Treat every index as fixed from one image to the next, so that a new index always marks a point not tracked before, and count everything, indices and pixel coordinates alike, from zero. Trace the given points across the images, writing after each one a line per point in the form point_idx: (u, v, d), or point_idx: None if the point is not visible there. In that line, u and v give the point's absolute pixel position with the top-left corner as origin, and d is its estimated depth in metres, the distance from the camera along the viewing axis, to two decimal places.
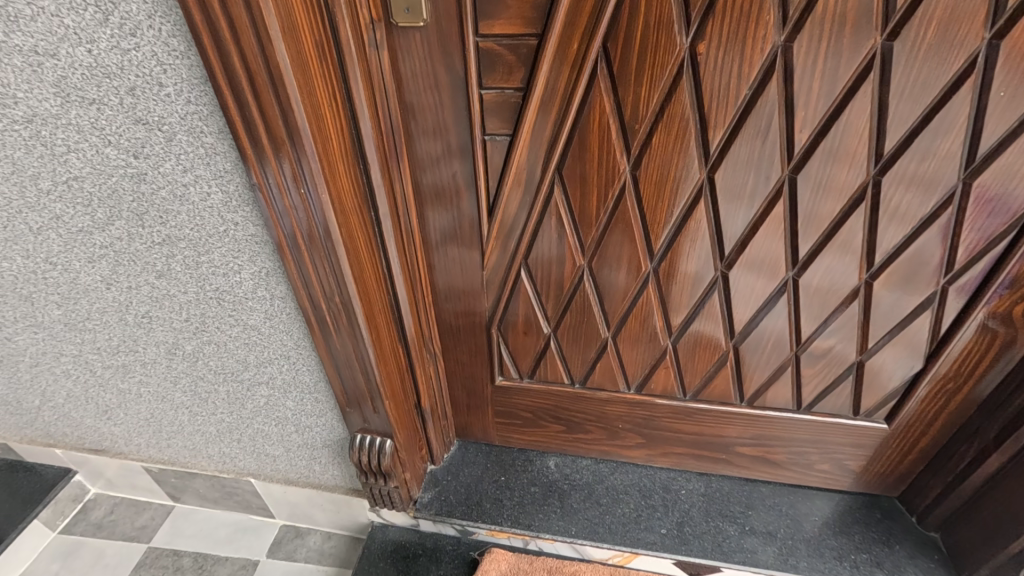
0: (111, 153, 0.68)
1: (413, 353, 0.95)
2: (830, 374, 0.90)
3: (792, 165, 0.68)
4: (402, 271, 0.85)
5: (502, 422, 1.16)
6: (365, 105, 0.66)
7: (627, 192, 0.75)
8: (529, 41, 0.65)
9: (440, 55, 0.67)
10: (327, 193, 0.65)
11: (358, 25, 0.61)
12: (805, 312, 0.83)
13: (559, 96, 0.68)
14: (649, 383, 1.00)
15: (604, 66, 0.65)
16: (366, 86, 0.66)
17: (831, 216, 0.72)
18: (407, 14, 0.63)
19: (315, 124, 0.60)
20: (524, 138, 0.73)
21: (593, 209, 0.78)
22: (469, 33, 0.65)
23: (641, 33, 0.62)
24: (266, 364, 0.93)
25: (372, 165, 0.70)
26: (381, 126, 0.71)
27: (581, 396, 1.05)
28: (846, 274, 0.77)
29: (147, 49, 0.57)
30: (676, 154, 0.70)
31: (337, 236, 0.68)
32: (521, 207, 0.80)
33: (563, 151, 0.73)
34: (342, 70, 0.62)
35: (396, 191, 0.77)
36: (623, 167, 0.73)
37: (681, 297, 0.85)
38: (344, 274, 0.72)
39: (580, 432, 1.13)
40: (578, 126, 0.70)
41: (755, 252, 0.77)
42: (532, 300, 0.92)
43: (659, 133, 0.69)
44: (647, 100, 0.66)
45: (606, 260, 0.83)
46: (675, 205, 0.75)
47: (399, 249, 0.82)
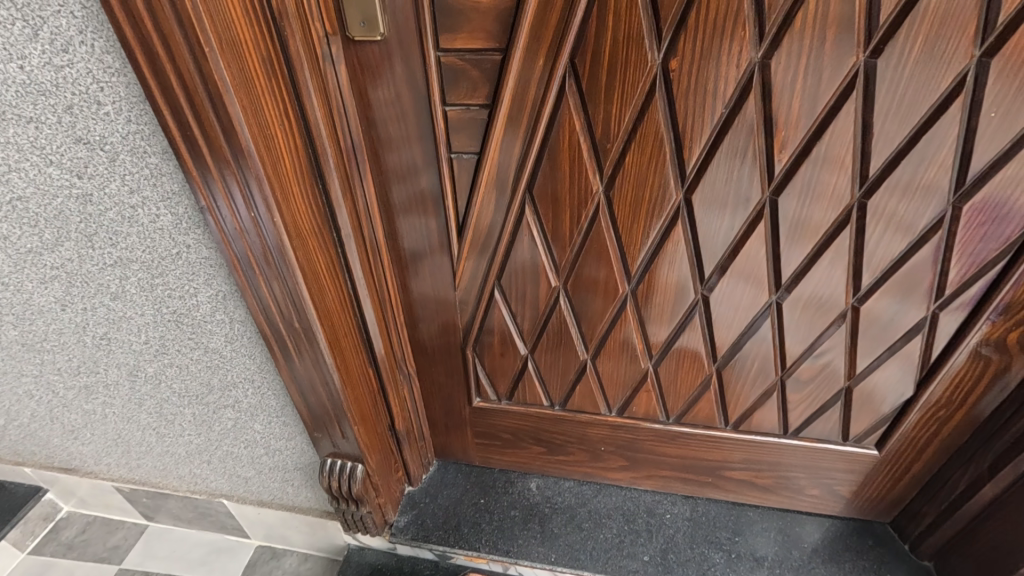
0: (54, 173, 0.63)
1: (384, 375, 0.92)
2: (818, 400, 0.86)
3: (773, 187, 0.65)
4: (370, 291, 0.81)
5: (482, 442, 1.12)
6: (321, 123, 0.63)
7: (602, 213, 0.71)
8: (492, 55, 0.61)
9: (401, 71, 0.64)
10: (280, 218, 0.61)
11: (310, 39, 0.58)
12: (790, 335, 0.79)
13: (527, 113, 0.65)
14: (631, 406, 0.96)
15: (573, 82, 0.62)
16: (322, 103, 0.62)
17: (815, 241, 0.68)
18: (363, 27, 0.60)
19: (263, 144, 0.57)
20: (491, 158, 0.69)
21: (566, 230, 0.74)
22: (429, 48, 0.62)
23: (610, 48, 0.58)
24: (231, 388, 0.89)
25: (332, 186, 0.67)
26: (342, 144, 0.67)
27: (562, 418, 1.02)
28: (832, 297, 0.73)
29: (81, 66, 0.54)
30: (652, 175, 0.66)
31: (293, 261, 0.65)
32: (496, 213, 0.75)
33: (533, 170, 0.70)
34: (293, 88, 0.59)
35: (361, 212, 0.74)
36: (596, 187, 0.69)
37: (661, 320, 0.82)
38: (303, 299, 0.69)
39: (563, 453, 1.10)
40: (547, 145, 0.67)
41: (737, 275, 0.74)
42: (507, 320, 0.89)
43: (632, 153, 0.65)
44: (618, 117, 0.63)
45: (582, 282, 0.80)
46: (652, 226, 0.71)
47: (366, 271, 0.79)
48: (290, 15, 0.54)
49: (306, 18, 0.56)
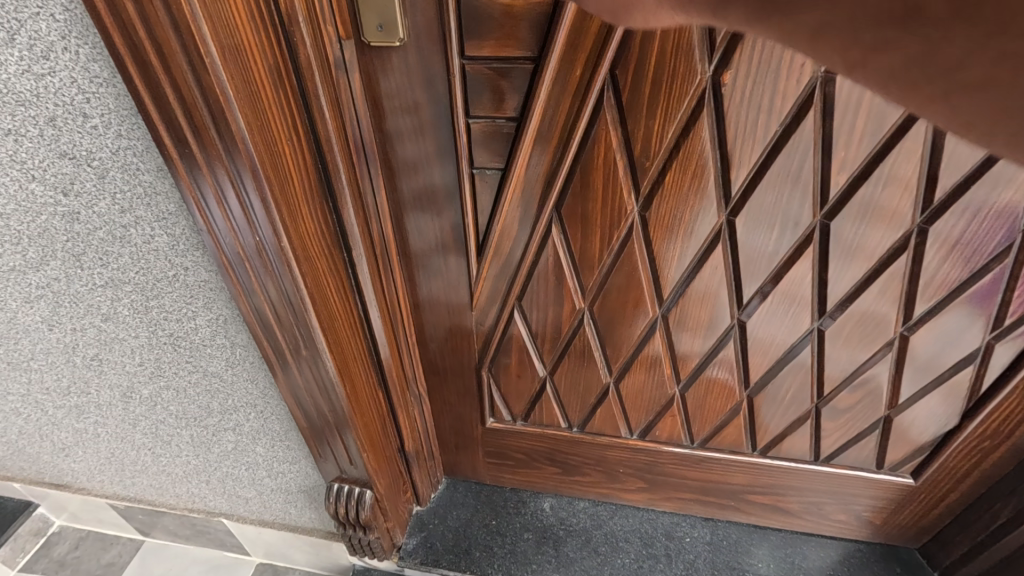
0: (37, 190, 0.56)
1: (395, 398, 0.87)
2: (854, 429, 0.82)
3: (826, 211, 0.60)
4: (381, 312, 0.76)
5: (494, 461, 1.08)
6: (334, 137, 0.57)
7: (635, 233, 0.67)
8: (523, 65, 0.56)
9: (422, 84, 0.59)
10: (288, 243, 0.56)
11: (322, 46, 0.52)
12: (831, 362, 0.74)
13: (558, 129, 0.60)
14: (654, 429, 0.92)
15: (612, 95, 0.57)
16: (334, 116, 0.56)
17: (868, 265, 0.63)
18: (380, 32, 0.54)
19: (271, 165, 0.51)
20: (518, 174, 0.64)
21: (595, 251, 0.69)
22: (454, 55, 0.57)
23: (655, 59, 0.53)
24: (232, 411, 0.84)
25: (343, 205, 0.62)
26: (355, 159, 0.62)
27: (580, 440, 0.98)
28: (880, 326, 0.69)
29: (64, 74, 0.47)
30: (692, 197, 0.62)
31: (301, 288, 0.59)
32: (518, 241, 0.71)
33: (562, 188, 0.65)
34: (302, 101, 0.53)
35: (374, 229, 0.69)
36: (630, 208, 0.64)
37: (692, 345, 0.77)
38: (312, 327, 0.64)
39: (578, 474, 1.06)
40: (580, 162, 0.62)
41: (780, 300, 0.69)
42: (526, 341, 0.84)
43: (672, 173, 0.60)
44: (659, 134, 0.58)
45: (609, 305, 0.75)
46: (689, 248, 0.66)
47: (377, 291, 0.73)
48: (301, 20, 0.48)
49: (318, 24, 0.50)
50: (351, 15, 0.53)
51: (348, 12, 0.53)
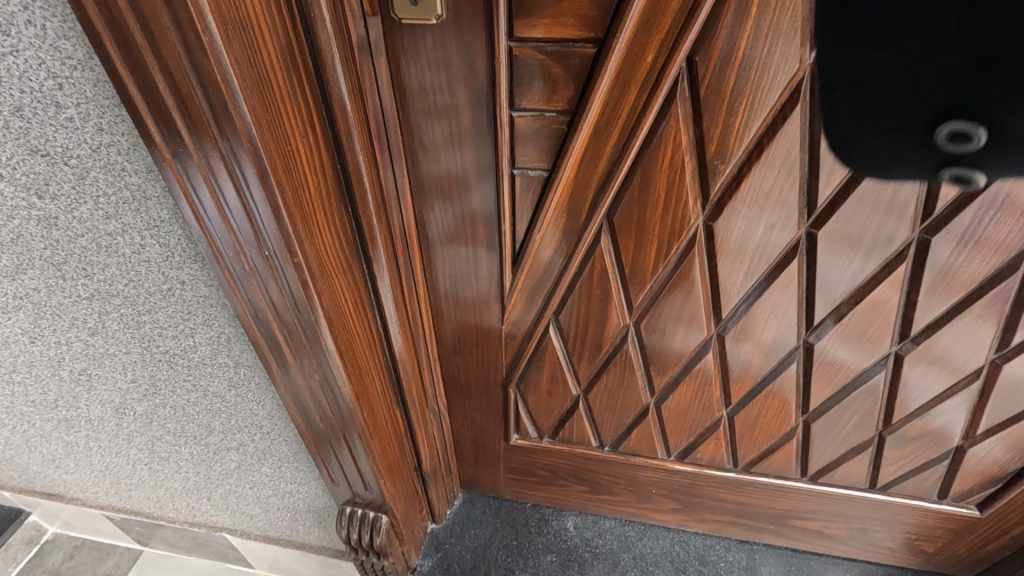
0: (6, 190, 0.46)
1: (414, 419, 0.79)
2: (920, 458, 0.80)
3: (927, 226, 0.58)
4: (402, 327, 0.68)
5: (516, 476, 1.02)
6: (356, 133, 0.49)
7: (698, 245, 0.65)
8: (584, 50, 0.53)
9: (461, 71, 0.54)
10: (302, 259, 0.47)
11: (345, 24, 0.44)
12: (905, 387, 0.72)
13: (620, 126, 0.57)
14: (695, 451, 0.90)
15: (687, 85, 0.54)
16: (355, 107, 0.48)
17: (970, 284, 0.61)
18: (414, 8, 0.49)
19: (284, 169, 0.43)
20: (568, 173, 0.62)
21: (649, 259, 0.68)
22: (502, 37, 0.52)
23: (743, 55, 0.51)
24: (235, 432, 0.76)
25: (366, 210, 0.54)
26: (377, 158, 0.54)
27: (612, 460, 0.95)
28: (973, 350, 0.67)
29: (29, 54, 0.39)
30: (769, 209, 0.61)
31: (317, 309, 0.51)
32: (555, 255, 0.69)
33: (618, 190, 0.63)
34: (318, 88, 0.44)
35: (396, 235, 0.61)
36: (694, 217, 0.63)
37: (751, 367, 0.76)
38: (328, 351, 0.56)
39: (606, 492, 1.00)
40: (642, 161, 0.60)
41: (857, 323, 0.68)
42: (560, 357, 0.81)
43: (750, 177, 0.59)
44: (739, 136, 0.56)
45: (658, 322, 0.74)
46: (760, 263, 0.65)
47: (399, 303, 0.66)
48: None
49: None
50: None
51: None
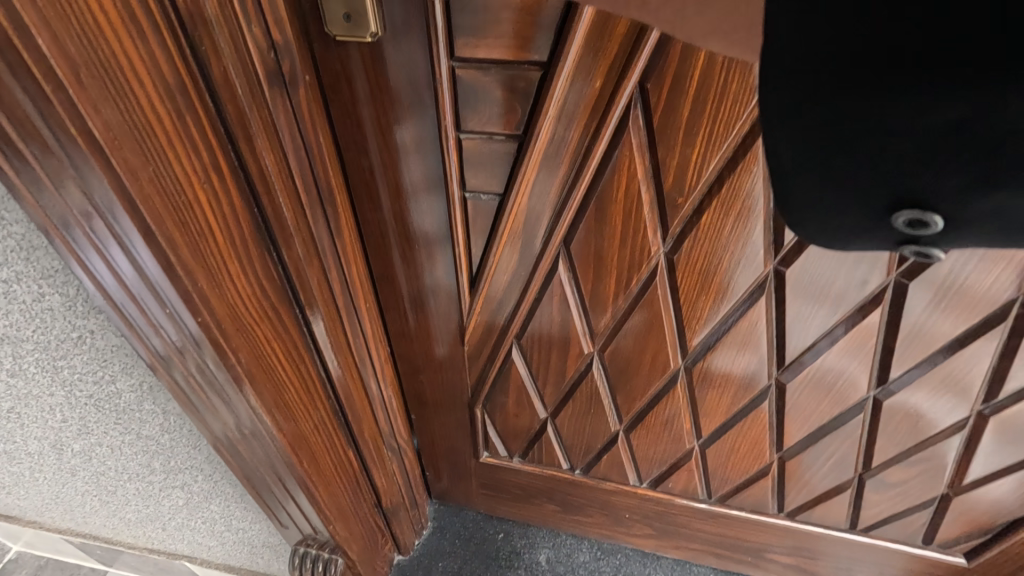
0: None
1: (371, 458, 0.75)
2: (902, 506, 0.77)
3: (903, 271, 0.57)
4: (348, 369, 0.63)
5: (489, 492, 1.01)
6: (273, 174, 0.44)
7: (659, 277, 0.67)
8: (529, 71, 0.54)
9: (410, 92, 0.56)
10: (209, 316, 0.43)
11: (246, 58, 0.38)
12: (882, 433, 0.71)
13: (569, 154, 0.59)
14: (667, 480, 0.90)
15: (641, 113, 0.55)
16: (269, 148, 0.43)
17: (947, 335, 0.60)
18: (347, 22, 0.50)
19: (176, 222, 0.38)
20: (519, 196, 0.63)
21: (608, 296, 0.71)
22: (443, 57, 0.54)
23: (696, 86, 0.52)
24: (178, 471, 0.72)
25: (293, 255, 0.49)
26: (304, 197, 0.48)
27: (583, 484, 0.96)
28: (953, 404, 0.65)
29: None
30: (735, 241, 0.61)
31: (233, 365, 0.47)
32: (520, 267, 0.70)
33: (572, 220, 0.65)
34: (223, 129, 0.39)
35: (336, 275, 0.56)
36: (654, 249, 0.65)
37: (717, 404, 0.78)
38: (254, 407, 0.51)
39: (580, 513, 1.00)
40: (595, 192, 0.62)
41: (827, 367, 0.68)
42: (526, 383, 0.85)
43: (714, 213, 0.60)
44: (697, 168, 0.57)
45: (619, 355, 0.77)
46: (724, 297, 0.66)
47: (345, 345, 0.61)
48: (214, 26, 0.36)
49: (236, 28, 0.37)
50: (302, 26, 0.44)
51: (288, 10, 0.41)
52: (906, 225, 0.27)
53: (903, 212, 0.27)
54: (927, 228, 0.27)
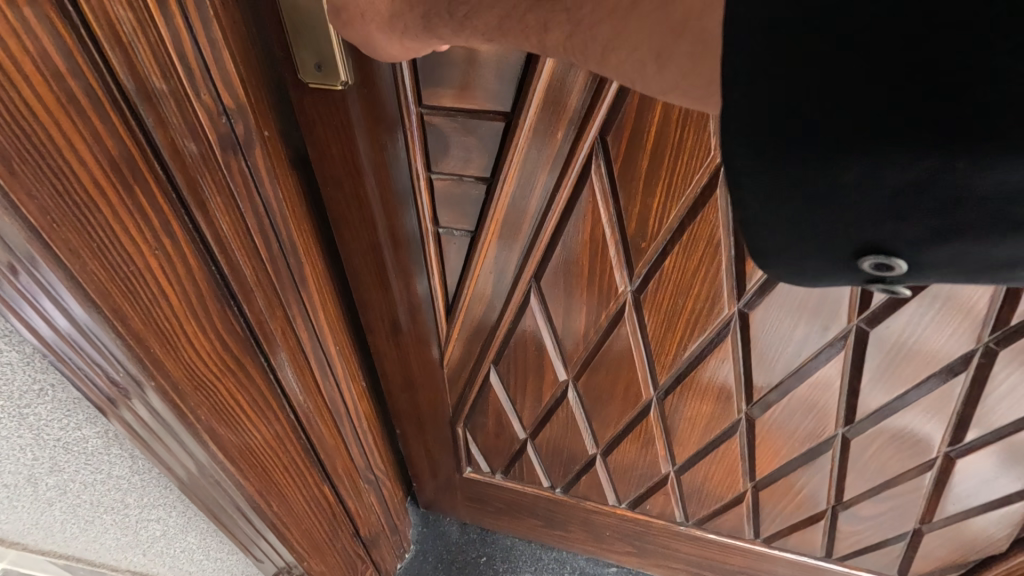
0: None
1: (347, 492, 0.75)
2: (875, 536, 0.78)
3: (864, 317, 0.58)
4: (319, 411, 0.63)
5: (474, 504, 1.02)
6: (230, 236, 0.43)
7: (627, 312, 0.68)
8: (494, 120, 0.56)
9: (377, 138, 0.56)
10: (162, 380, 0.43)
11: (192, 123, 0.38)
12: (853, 469, 0.72)
13: (535, 199, 0.61)
14: (646, 503, 0.91)
15: (602, 162, 0.57)
16: (222, 209, 0.42)
17: (912, 381, 0.61)
18: (317, 72, 0.49)
19: (123, 293, 0.38)
20: (489, 236, 0.65)
21: (580, 330, 0.72)
22: (411, 104, 0.55)
23: (653, 140, 0.54)
24: (150, 507, 0.72)
25: (254, 310, 0.48)
26: (267, 253, 0.48)
27: (564, 503, 0.97)
28: (921, 444, 0.66)
29: None
30: (699, 282, 0.62)
31: (192, 422, 0.47)
32: (494, 301, 0.72)
33: (540, 258, 0.66)
34: (173, 194, 0.39)
35: (303, 321, 0.55)
36: (621, 288, 0.66)
37: (691, 433, 0.78)
38: (215, 459, 0.51)
39: (562, 529, 1.01)
40: (561, 234, 0.63)
41: (798, 403, 0.68)
42: (504, 404, 0.85)
43: (677, 257, 0.61)
44: (658, 217, 0.59)
45: (594, 384, 0.78)
46: (691, 335, 0.67)
47: (314, 388, 0.61)
48: (161, 105, 0.36)
49: (183, 96, 0.36)
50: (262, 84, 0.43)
51: (241, 69, 0.40)
52: (872, 267, 0.28)
53: (868, 258, 0.28)
54: (890, 270, 0.28)
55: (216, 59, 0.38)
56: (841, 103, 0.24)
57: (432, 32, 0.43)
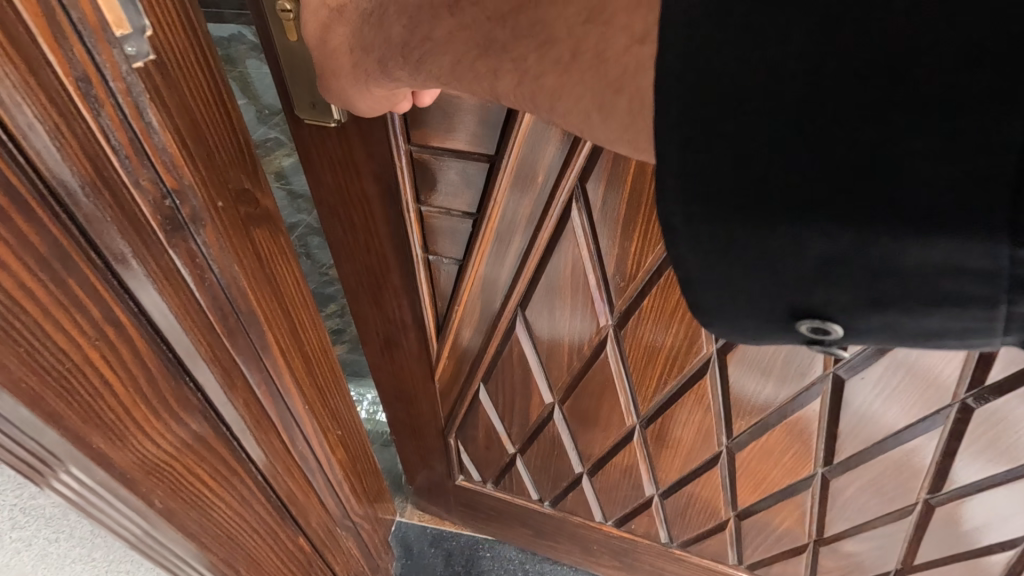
0: None
1: (321, 540, 0.73)
2: (856, 570, 0.78)
3: (839, 365, 0.58)
4: (290, 468, 0.60)
5: (466, 510, 1.03)
6: (178, 316, 0.41)
7: (611, 344, 0.67)
8: (478, 160, 0.55)
9: (371, 169, 0.57)
10: (107, 461, 0.41)
11: (131, 212, 0.36)
12: (832, 506, 0.71)
13: (518, 232, 0.60)
14: (631, 522, 0.91)
15: (581, 204, 0.56)
16: (172, 294, 0.40)
17: (885, 432, 0.61)
18: (314, 109, 0.52)
19: (58, 384, 0.36)
20: (475, 269, 0.64)
21: (563, 357, 0.71)
22: (401, 142, 0.55)
23: (631, 187, 0.53)
24: None
25: (212, 386, 0.46)
26: (224, 322, 0.46)
27: (552, 516, 0.97)
28: (899, 487, 0.65)
29: None
30: (678, 324, 0.61)
31: (144, 497, 0.45)
32: (478, 329, 0.72)
33: (526, 287, 0.65)
34: (116, 286, 0.37)
35: (267, 387, 0.53)
36: (604, 321, 0.65)
37: (674, 462, 0.78)
38: (168, 528, 0.49)
39: (550, 541, 1.01)
40: (546, 267, 0.62)
41: (776, 440, 0.68)
42: (494, 421, 0.85)
43: (654, 299, 0.60)
44: (637, 260, 0.58)
45: (578, 410, 0.78)
46: (672, 373, 0.66)
47: (284, 450, 0.58)
48: (96, 197, 0.34)
49: (120, 186, 0.35)
50: (211, 159, 0.42)
51: (185, 148, 0.39)
52: (810, 331, 0.26)
53: (803, 321, 0.26)
54: (828, 334, 0.26)
55: (155, 142, 0.36)
56: (807, 197, 0.23)
57: (388, 75, 0.40)
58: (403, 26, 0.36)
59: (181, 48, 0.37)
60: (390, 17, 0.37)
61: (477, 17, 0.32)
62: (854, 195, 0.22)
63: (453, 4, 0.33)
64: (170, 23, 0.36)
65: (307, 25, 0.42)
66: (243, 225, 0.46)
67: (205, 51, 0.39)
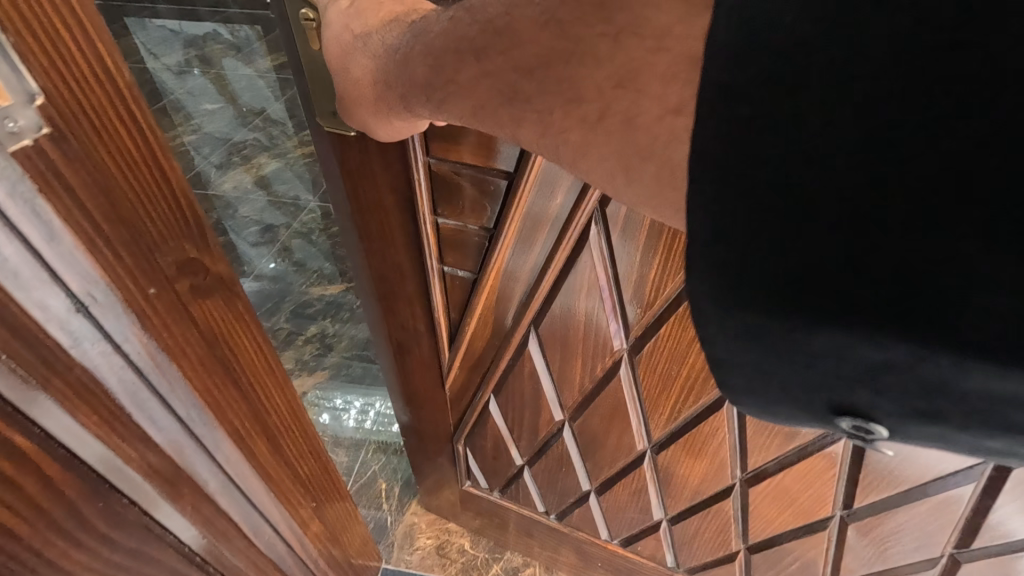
0: None
1: None
2: None
3: None
4: (250, 547, 0.53)
5: (471, 517, 1.02)
6: (85, 418, 0.35)
7: (623, 366, 0.65)
8: (496, 177, 0.54)
9: (388, 178, 0.56)
10: None
11: (15, 320, 0.30)
12: (851, 547, 0.68)
13: (535, 252, 0.59)
14: (638, 544, 0.89)
15: (601, 229, 0.54)
16: (83, 405, 0.34)
17: (914, 481, 0.58)
18: (334, 119, 0.51)
19: None
20: (490, 285, 0.63)
21: (575, 377, 0.70)
22: (419, 156, 0.54)
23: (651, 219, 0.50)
24: None
25: (144, 495, 0.40)
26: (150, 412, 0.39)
27: (558, 531, 0.95)
28: (924, 536, 0.62)
29: None
30: (693, 354, 0.59)
31: None
32: (491, 344, 0.71)
33: (540, 306, 0.64)
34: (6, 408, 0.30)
35: (218, 478, 0.47)
36: (618, 345, 0.63)
37: (684, 491, 0.76)
38: None
39: (555, 555, 0.99)
40: (561, 287, 0.61)
41: (794, 478, 0.65)
42: (503, 432, 0.84)
43: (671, 326, 0.58)
44: (655, 290, 0.55)
45: (588, 431, 0.76)
46: (688, 402, 0.64)
47: (242, 530, 0.52)
48: None
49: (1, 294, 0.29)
50: (138, 244, 0.36)
51: (93, 231, 0.33)
52: (851, 429, 0.24)
53: (846, 419, 0.24)
54: (870, 433, 0.24)
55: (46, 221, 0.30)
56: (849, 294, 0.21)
57: (409, 110, 0.39)
58: (427, 66, 0.35)
59: (93, 113, 0.31)
60: (415, 57, 0.36)
61: (504, 66, 0.31)
62: (902, 298, 0.20)
63: (479, 51, 0.32)
64: (80, 90, 0.30)
65: (330, 54, 0.41)
66: (183, 306, 0.40)
67: (127, 114, 0.33)
